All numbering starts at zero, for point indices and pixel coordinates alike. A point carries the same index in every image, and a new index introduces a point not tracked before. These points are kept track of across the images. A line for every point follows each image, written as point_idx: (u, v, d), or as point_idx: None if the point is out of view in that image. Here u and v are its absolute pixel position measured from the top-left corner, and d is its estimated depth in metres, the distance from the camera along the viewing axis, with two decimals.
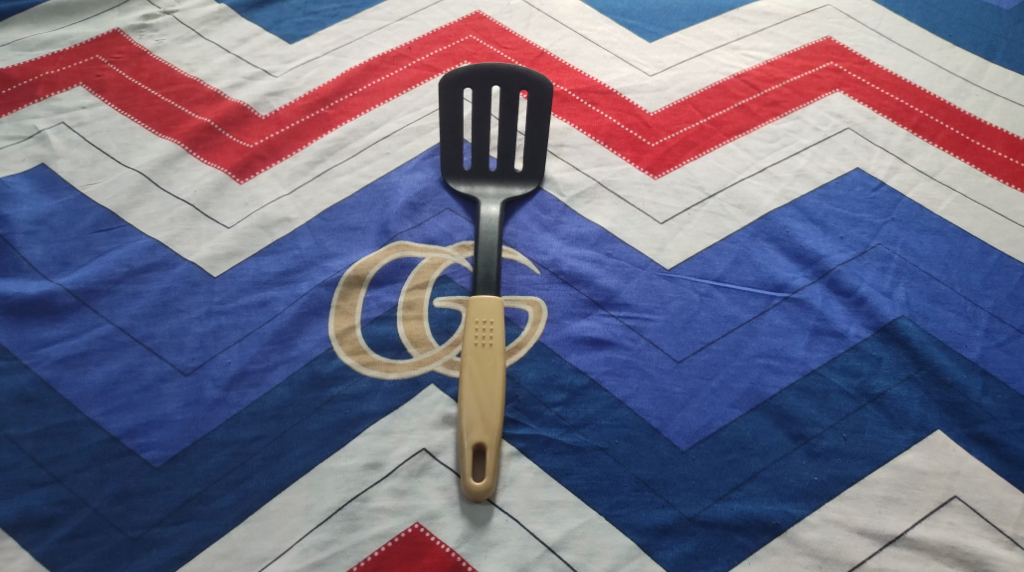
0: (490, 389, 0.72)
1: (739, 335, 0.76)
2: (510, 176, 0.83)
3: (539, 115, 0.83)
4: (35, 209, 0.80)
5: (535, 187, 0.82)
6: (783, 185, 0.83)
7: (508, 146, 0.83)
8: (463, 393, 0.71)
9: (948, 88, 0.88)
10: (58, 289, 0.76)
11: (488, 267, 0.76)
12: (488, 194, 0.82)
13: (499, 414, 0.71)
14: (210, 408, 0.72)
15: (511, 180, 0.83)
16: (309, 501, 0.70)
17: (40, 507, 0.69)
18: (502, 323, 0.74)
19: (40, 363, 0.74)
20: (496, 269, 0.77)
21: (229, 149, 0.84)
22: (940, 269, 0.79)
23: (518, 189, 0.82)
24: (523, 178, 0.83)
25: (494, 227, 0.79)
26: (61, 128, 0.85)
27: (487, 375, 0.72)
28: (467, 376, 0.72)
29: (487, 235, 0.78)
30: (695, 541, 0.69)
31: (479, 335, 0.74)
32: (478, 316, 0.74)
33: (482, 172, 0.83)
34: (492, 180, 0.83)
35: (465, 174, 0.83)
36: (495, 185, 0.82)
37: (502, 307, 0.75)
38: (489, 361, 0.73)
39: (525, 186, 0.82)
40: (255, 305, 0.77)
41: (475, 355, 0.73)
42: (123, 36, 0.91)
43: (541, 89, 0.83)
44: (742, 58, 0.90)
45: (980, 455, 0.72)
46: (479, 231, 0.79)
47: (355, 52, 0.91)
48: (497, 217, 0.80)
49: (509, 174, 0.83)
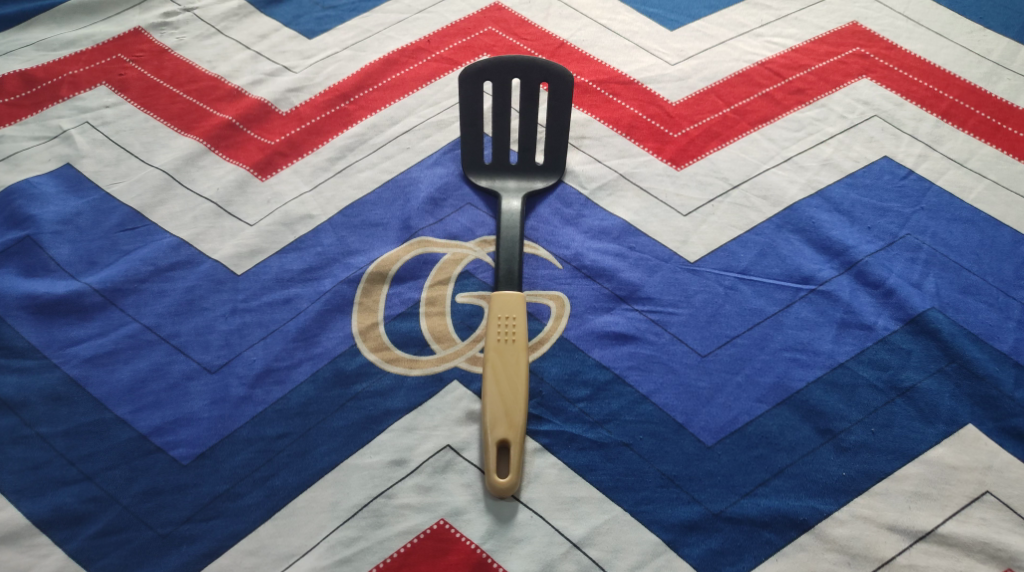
0: (514, 386, 0.71)
1: (765, 328, 0.75)
2: (531, 169, 0.82)
3: (561, 106, 0.82)
4: (61, 210, 0.81)
5: (556, 180, 0.82)
6: (809, 175, 0.81)
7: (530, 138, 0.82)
8: (487, 389, 0.71)
9: (979, 73, 0.86)
10: (86, 289, 0.77)
11: (509, 263, 0.76)
12: (509, 188, 0.81)
13: (524, 410, 0.71)
14: (236, 405, 0.73)
15: (532, 174, 0.82)
16: (336, 497, 0.70)
17: (72, 504, 0.70)
18: (525, 317, 0.74)
19: (69, 362, 0.74)
20: (518, 264, 0.76)
21: (251, 146, 0.84)
22: (972, 260, 0.77)
23: (540, 182, 0.82)
24: (544, 171, 0.82)
25: (515, 222, 0.78)
26: (85, 128, 0.85)
27: (510, 371, 0.72)
28: (490, 372, 0.72)
29: (508, 230, 0.78)
30: (722, 537, 0.68)
31: (502, 330, 0.73)
32: (501, 311, 0.74)
33: (504, 165, 0.82)
34: (513, 173, 0.82)
35: (485, 167, 0.82)
36: (516, 179, 0.82)
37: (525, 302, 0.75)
38: (512, 357, 0.72)
39: (545, 180, 0.82)
40: (279, 303, 0.77)
41: (497, 350, 0.72)
42: (145, 35, 0.91)
43: (561, 79, 0.82)
44: (766, 45, 0.89)
45: (1013, 449, 0.70)
46: (501, 224, 0.78)
47: (374, 46, 0.90)
48: (519, 209, 0.79)
49: (530, 167, 0.82)
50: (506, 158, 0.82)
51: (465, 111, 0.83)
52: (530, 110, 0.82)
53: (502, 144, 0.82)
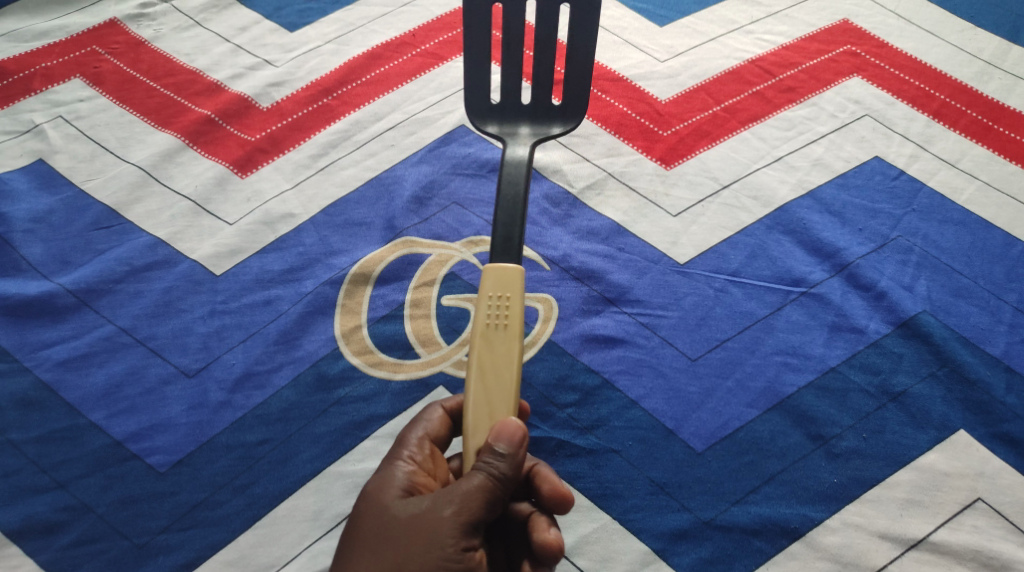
0: (502, 382, 0.64)
1: (755, 332, 0.74)
2: (546, 113, 0.77)
3: (580, 39, 0.77)
4: (33, 207, 0.78)
5: (575, 125, 0.77)
6: (799, 175, 0.80)
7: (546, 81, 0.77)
8: (471, 383, 0.65)
9: (970, 72, 0.85)
10: (59, 289, 0.75)
11: (508, 231, 0.69)
12: (522, 134, 0.77)
13: (512, 405, 0.64)
14: (215, 411, 0.71)
15: (547, 119, 0.77)
16: (318, 506, 0.68)
17: (43, 513, 0.68)
18: (522, 293, 0.66)
19: (42, 366, 0.72)
20: (519, 231, 0.69)
21: (230, 142, 0.82)
22: (963, 262, 0.76)
23: (558, 129, 0.77)
24: (561, 116, 0.77)
25: (519, 181, 0.72)
26: (58, 122, 0.83)
27: (498, 361, 0.65)
28: (474, 360, 0.65)
29: (511, 193, 0.71)
30: (712, 546, 0.67)
31: (493, 308, 0.66)
32: (494, 289, 0.66)
33: (515, 110, 0.78)
34: (527, 119, 0.77)
35: (494, 114, 0.78)
36: (530, 124, 0.77)
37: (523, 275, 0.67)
38: (502, 349, 0.65)
39: (563, 126, 0.77)
40: (260, 305, 0.75)
41: (486, 336, 0.65)
42: (121, 26, 0.88)
43: (580, 13, 0.77)
44: (757, 42, 0.88)
45: (1005, 455, 0.70)
46: (503, 173, 0.73)
47: (357, 40, 0.88)
48: (526, 156, 0.75)
49: (545, 111, 0.77)
50: (520, 105, 0.78)
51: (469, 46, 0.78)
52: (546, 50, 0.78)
53: (513, 86, 0.77)
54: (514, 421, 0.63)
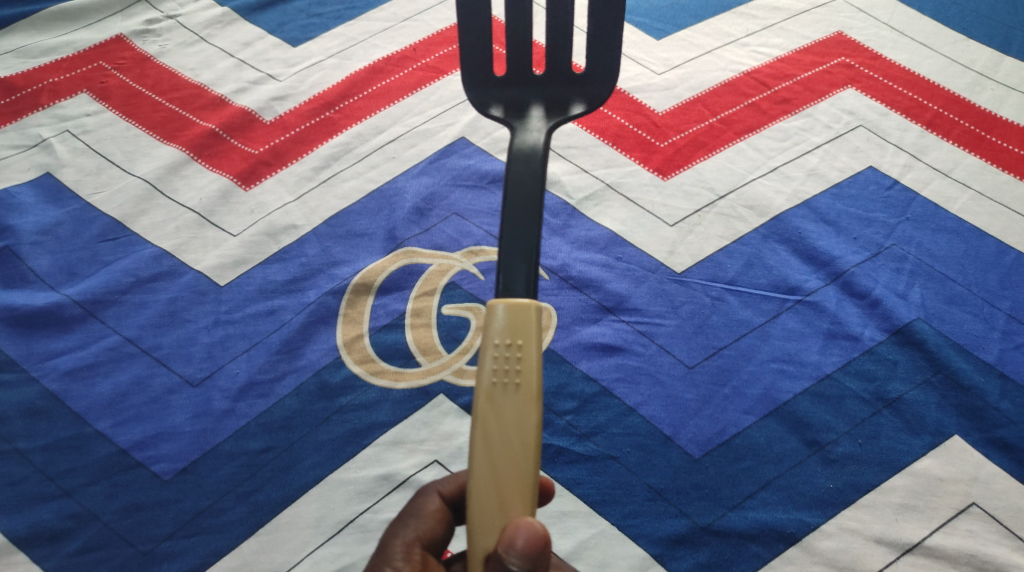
0: (512, 460, 0.61)
1: (751, 339, 0.75)
2: (563, 100, 0.76)
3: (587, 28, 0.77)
4: (40, 220, 0.80)
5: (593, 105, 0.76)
6: (795, 185, 0.81)
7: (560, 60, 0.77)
8: (475, 454, 0.61)
9: (963, 83, 0.86)
10: (65, 300, 0.76)
11: (511, 258, 0.65)
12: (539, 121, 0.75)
13: (525, 484, 0.61)
14: (219, 419, 0.72)
15: (565, 104, 0.76)
16: (320, 513, 0.69)
17: (50, 521, 0.69)
18: (534, 340, 0.62)
19: (48, 375, 0.73)
20: (524, 259, 0.65)
21: (234, 155, 0.83)
22: (956, 270, 0.77)
23: (578, 108, 0.76)
24: (578, 100, 0.76)
25: (531, 184, 0.68)
26: (65, 136, 0.84)
27: (507, 426, 0.61)
28: (480, 423, 0.61)
29: (520, 202, 0.67)
30: (709, 551, 0.68)
31: (500, 359, 0.62)
32: (503, 336, 0.62)
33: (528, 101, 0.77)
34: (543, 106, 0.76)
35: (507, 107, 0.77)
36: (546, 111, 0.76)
37: (537, 323, 0.63)
38: (512, 424, 0.61)
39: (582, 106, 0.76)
40: (263, 314, 0.76)
41: (491, 396, 0.62)
42: (127, 42, 0.90)
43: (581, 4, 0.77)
44: (752, 55, 0.89)
45: (998, 460, 0.70)
46: (511, 175, 0.68)
47: (359, 54, 0.90)
48: (540, 147, 0.71)
49: (561, 98, 0.76)
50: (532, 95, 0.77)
51: (469, 26, 0.77)
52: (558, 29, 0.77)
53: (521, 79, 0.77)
54: (533, 525, 0.60)
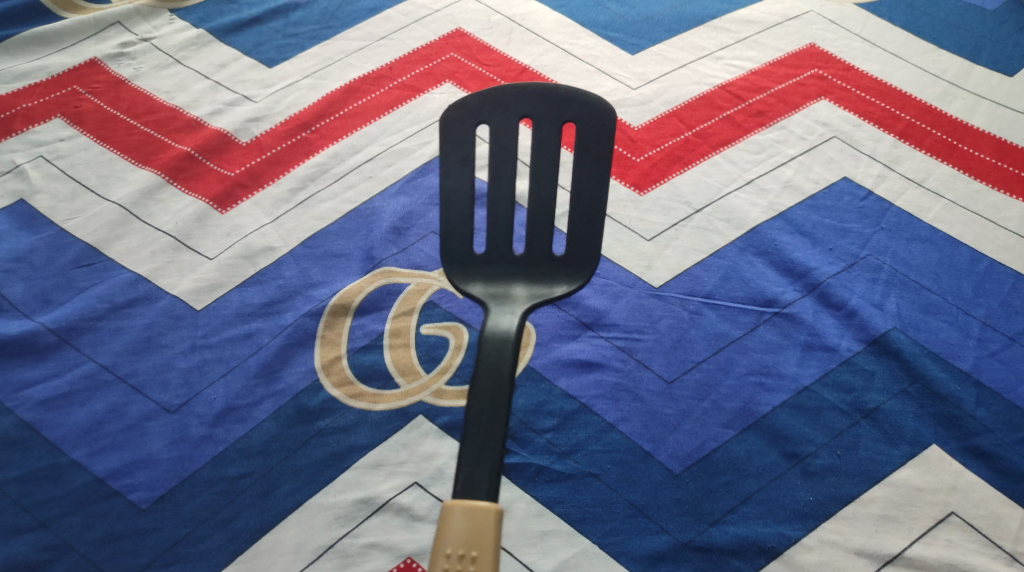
0: None
1: (730, 353, 0.75)
2: (546, 275, 0.74)
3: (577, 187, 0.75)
4: (14, 248, 0.79)
5: (578, 284, 0.74)
6: (770, 198, 0.82)
7: (542, 230, 0.75)
8: None
9: (934, 92, 0.87)
10: (40, 328, 0.76)
11: (478, 468, 0.63)
12: (517, 295, 0.73)
13: None
14: (196, 445, 0.72)
15: (548, 280, 0.74)
16: (299, 538, 0.69)
17: (25, 553, 0.68)
18: (489, 552, 0.61)
19: (23, 405, 0.73)
20: (492, 466, 0.63)
21: (210, 178, 0.83)
22: (931, 279, 0.78)
23: (560, 289, 0.74)
24: (563, 276, 0.74)
25: (502, 379, 0.66)
26: (39, 162, 0.84)
27: None
28: None
29: (488, 399, 0.65)
30: (690, 567, 0.68)
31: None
32: (457, 545, 0.61)
33: (505, 273, 0.74)
34: (522, 276, 0.74)
35: (480, 273, 0.74)
36: (528, 286, 0.74)
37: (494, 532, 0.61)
38: None
39: (567, 285, 0.74)
40: (240, 338, 0.76)
41: None
42: (101, 65, 0.90)
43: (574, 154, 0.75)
44: (726, 68, 0.89)
45: (976, 468, 0.71)
46: (481, 363, 0.67)
47: (335, 74, 0.90)
48: (514, 334, 0.70)
49: (543, 272, 0.74)
50: (512, 263, 0.75)
51: (452, 173, 0.76)
52: (539, 187, 0.76)
53: (500, 242, 0.75)
54: None
